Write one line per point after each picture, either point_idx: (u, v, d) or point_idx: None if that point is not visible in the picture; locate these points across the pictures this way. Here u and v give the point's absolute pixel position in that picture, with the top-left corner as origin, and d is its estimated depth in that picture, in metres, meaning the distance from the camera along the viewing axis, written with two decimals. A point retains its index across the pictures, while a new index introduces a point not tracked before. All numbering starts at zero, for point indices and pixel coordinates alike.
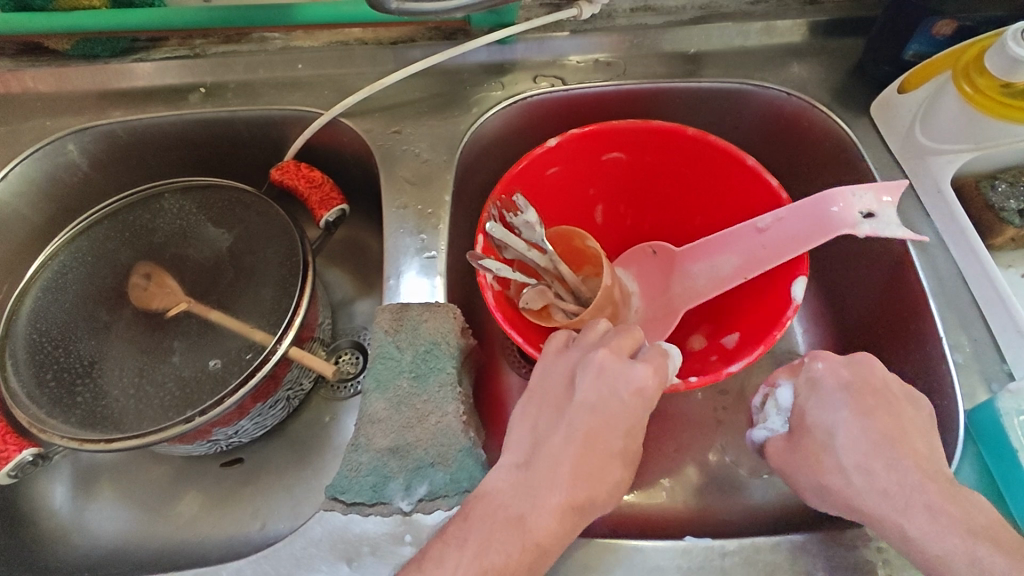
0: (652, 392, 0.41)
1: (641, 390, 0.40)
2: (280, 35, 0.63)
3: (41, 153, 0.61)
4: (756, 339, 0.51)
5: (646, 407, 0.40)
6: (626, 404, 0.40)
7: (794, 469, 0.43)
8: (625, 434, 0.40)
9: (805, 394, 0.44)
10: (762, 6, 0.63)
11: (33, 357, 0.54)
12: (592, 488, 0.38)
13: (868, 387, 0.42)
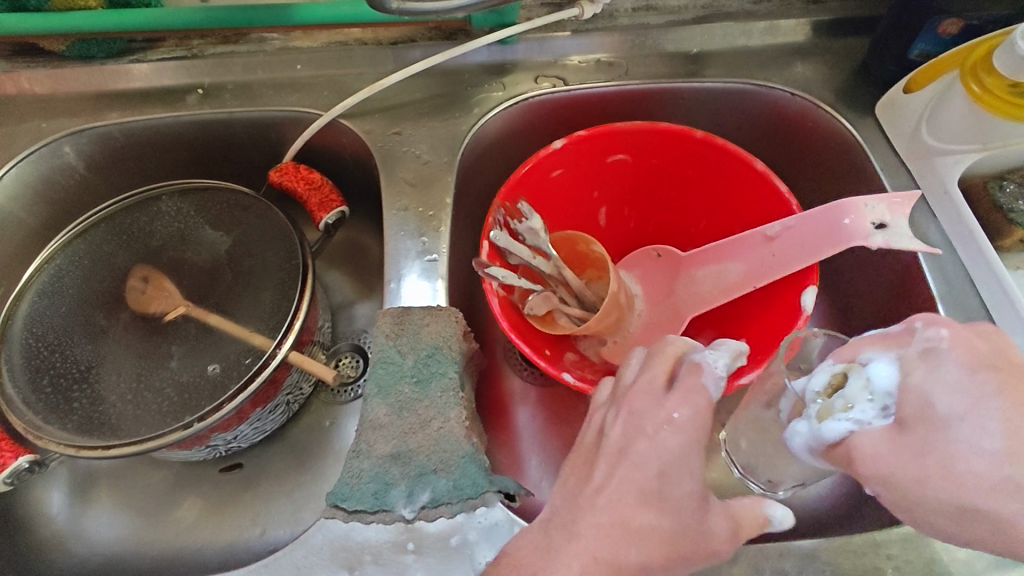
0: (690, 423, 0.37)
1: (670, 422, 0.37)
2: (278, 35, 0.62)
3: (37, 156, 0.60)
4: (765, 350, 0.51)
5: (683, 439, 0.36)
6: (659, 442, 0.36)
7: (917, 481, 0.29)
8: (659, 478, 0.36)
9: (923, 373, 0.31)
10: (765, 5, 0.62)
11: (30, 362, 0.53)
12: (620, 545, 0.34)
13: (1010, 365, 0.30)
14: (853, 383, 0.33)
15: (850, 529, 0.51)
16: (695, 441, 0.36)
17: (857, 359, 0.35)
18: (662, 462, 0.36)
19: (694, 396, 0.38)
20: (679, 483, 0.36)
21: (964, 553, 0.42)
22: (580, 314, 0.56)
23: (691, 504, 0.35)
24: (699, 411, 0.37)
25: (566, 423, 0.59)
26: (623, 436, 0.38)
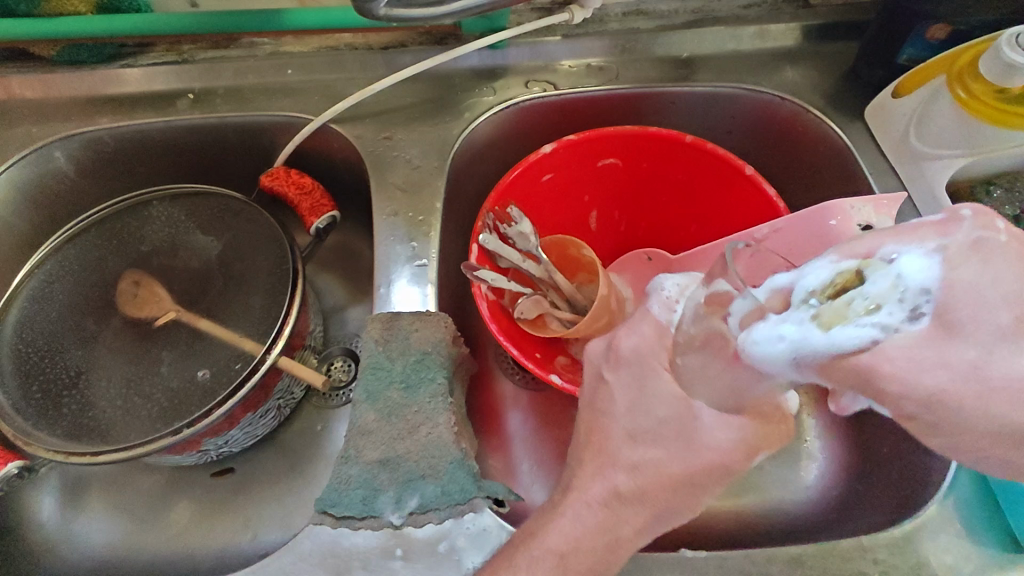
0: (632, 355, 0.39)
1: (620, 362, 0.39)
2: (268, 40, 0.62)
3: (27, 161, 0.60)
4: None
5: (633, 371, 0.38)
6: (620, 385, 0.39)
7: (975, 399, 0.24)
8: (629, 414, 0.38)
9: (987, 268, 0.25)
10: (755, 10, 0.63)
11: (19, 368, 0.53)
12: (609, 481, 0.37)
13: None
14: (877, 283, 0.26)
15: (839, 532, 0.51)
16: (652, 368, 0.37)
17: (870, 254, 0.28)
18: (633, 402, 0.38)
19: (638, 327, 0.39)
20: (650, 412, 0.37)
21: (952, 558, 0.42)
22: (572, 318, 0.56)
23: (677, 430, 0.36)
24: (652, 336, 0.39)
25: (557, 427, 0.59)
26: (590, 390, 0.41)
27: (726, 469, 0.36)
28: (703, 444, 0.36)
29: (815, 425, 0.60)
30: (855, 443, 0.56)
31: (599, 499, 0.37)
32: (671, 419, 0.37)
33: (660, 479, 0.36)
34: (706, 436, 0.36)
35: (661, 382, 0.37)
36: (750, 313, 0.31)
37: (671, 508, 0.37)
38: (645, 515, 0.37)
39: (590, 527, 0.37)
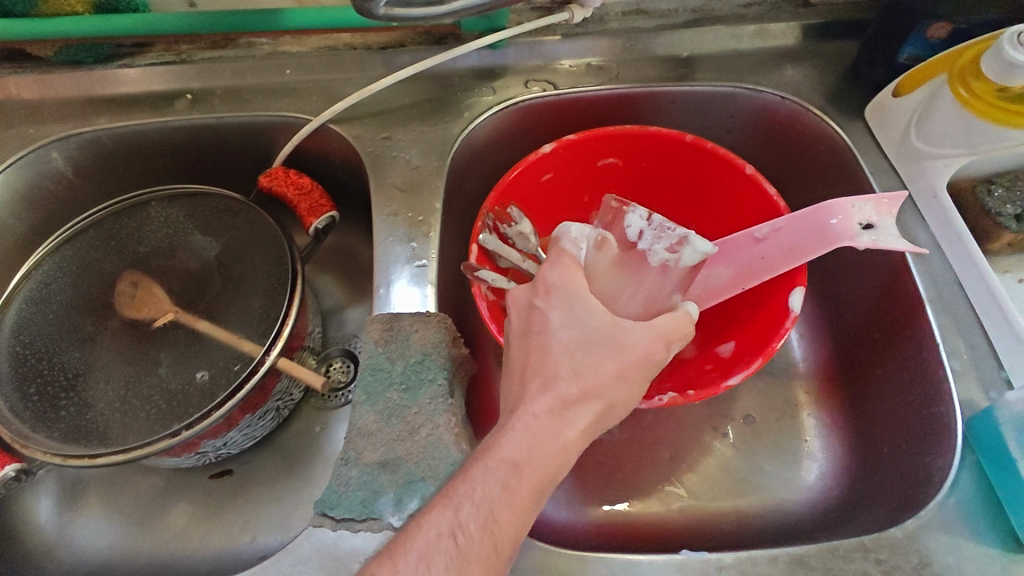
0: (563, 277, 0.41)
1: (550, 290, 0.41)
2: (266, 40, 0.62)
3: (24, 162, 0.59)
4: (752, 351, 0.51)
5: (566, 291, 0.40)
6: (554, 308, 0.40)
7: None
8: (566, 330, 0.39)
9: None
10: (755, 9, 0.63)
11: (17, 370, 0.53)
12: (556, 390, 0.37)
13: None
14: None
15: (841, 531, 0.51)
16: (578, 287, 0.41)
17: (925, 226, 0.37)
18: (567, 319, 0.39)
19: (563, 262, 0.43)
20: (587, 320, 0.39)
21: (953, 558, 0.42)
22: None
23: (611, 335, 0.39)
24: (573, 268, 0.42)
25: None
26: (518, 323, 0.41)
27: (653, 365, 0.40)
28: (634, 343, 0.39)
29: (816, 424, 0.60)
30: (855, 444, 0.57)
31: (548, 409, 0.36)
32: (604, 328, 0.39)
33: (601, 378, 0.37)
34: (634, 334, 0.39)
35: (590, 299, 0.40)
36: (658, 221, 0.47)
37: (610, 414, 0.38)
38: (589, 420, 0.37)
39: (541, 437, 0.35)
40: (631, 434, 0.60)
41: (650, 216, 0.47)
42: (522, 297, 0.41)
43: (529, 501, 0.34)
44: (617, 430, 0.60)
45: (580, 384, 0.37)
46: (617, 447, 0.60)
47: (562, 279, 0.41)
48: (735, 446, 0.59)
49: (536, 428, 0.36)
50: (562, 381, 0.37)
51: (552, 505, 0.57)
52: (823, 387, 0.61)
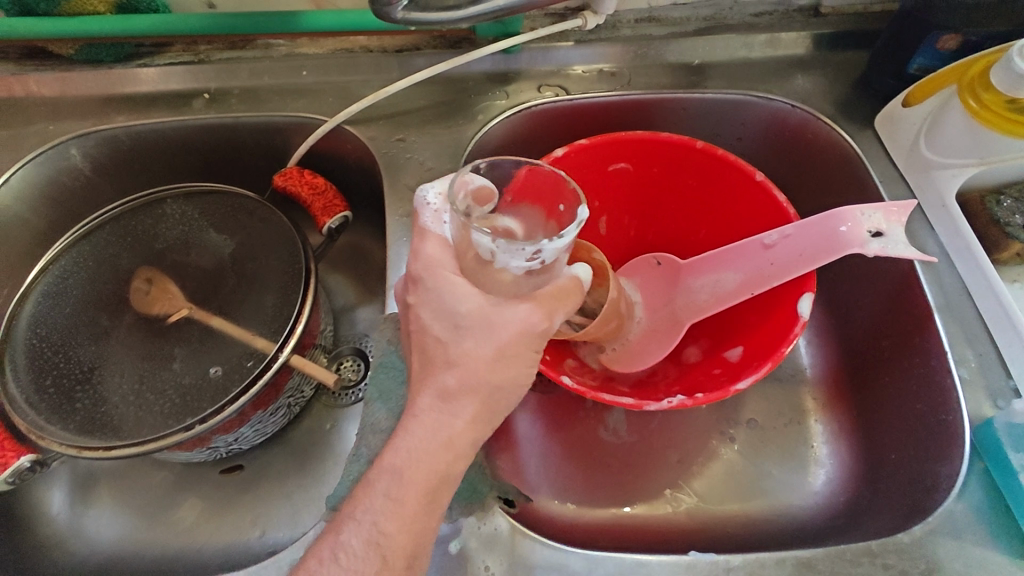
0: (423, 269, 0.39)
1: (418, 284, 0.39)
2: (284, 42, 0.63)
3: (43, 158, 0.60)
4: (760, 356, 0.51)
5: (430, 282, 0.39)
6: (424, 305, 0.39)
7: None
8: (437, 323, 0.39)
9: None
10: (767, 18, 0.64)
11: (33, 363, 0.53)
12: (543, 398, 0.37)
13: None
14: None
15: (846, 537, 0.52)
16: (443, 274, 0.38)
17: None
18: (437, 312, 0.39)
19: (419, 248, 0.40)
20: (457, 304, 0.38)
21: (961, 565, 0.42)
22: (580, 321, 0.56)
23: (480, 319, 0.38)
24: (437, 249, 0.39)
25: (566, 429, 0.62)
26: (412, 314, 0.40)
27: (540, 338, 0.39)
28: (508, 321, 0.38)
29: (822, 430, 0.60)
30: (863, 451, 0.57)
31: (430, 406, 0.38)
32: (475, 312, 0.38)
33: (483, 368, 0.37)
34: (503, 313, 0.38)
35: (454, 281, 0.38)
36: (507, 243, 0.35)
37: (501, 397, 0.39)
38: (475, 409, 0.38)
39: (426, 434, 0.37)
40: (637, 437, 0.61)
41: (496, 241, 0.35)
42: (402, 294, 0.41)
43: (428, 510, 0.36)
44: (625, 433, 0.61)
45: (459, 376, 0.37)
46: (623, 449, 0.60)
47: (424, 267, 0.39)
48: (741, 450, 0.60)
49: (425, 429, 0.37)
50: (444, 375, 0.38)
51: (559, 504, 0.58)
52: (830, 393, 0.62)
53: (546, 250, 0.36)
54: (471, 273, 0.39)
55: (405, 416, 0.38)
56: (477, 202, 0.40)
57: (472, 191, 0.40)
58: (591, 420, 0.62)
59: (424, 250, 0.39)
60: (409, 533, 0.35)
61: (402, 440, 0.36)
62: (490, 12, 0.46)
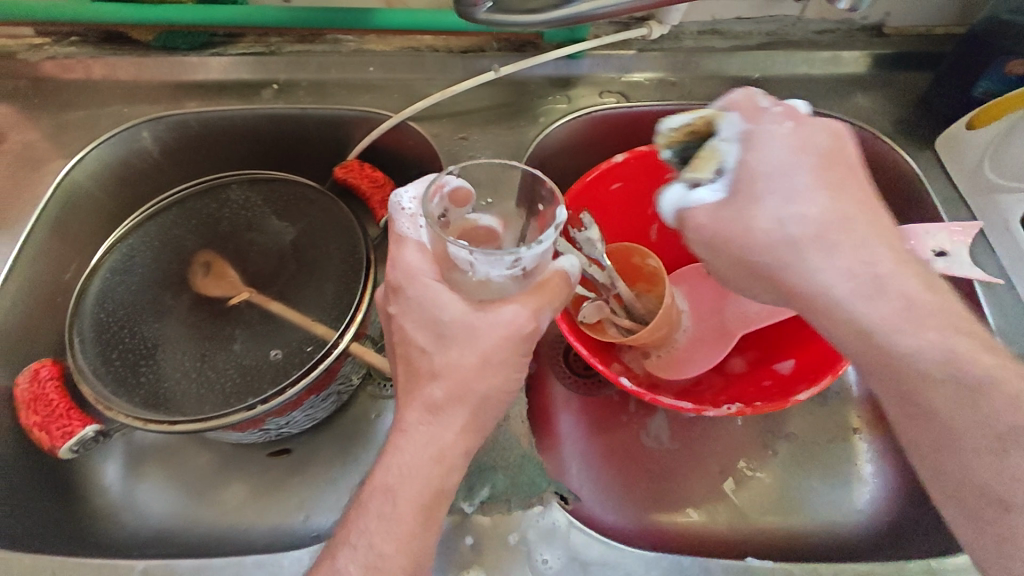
0: (403, 280, 0.40)
1: (399, 293, 0.40)
2: (353, 38, 0.65)
3: (117, 139, 0.62)
4: (816, 372, 0.51)
5: (412, 292, 0.39)
6: (406, 315, 0.40)
7: None
8: (417, 334, 0.39)
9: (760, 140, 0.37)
10: (829, 36, 0.65)
11: (100, 336, 0.55)
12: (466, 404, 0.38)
13: (836, 159, 0.37)
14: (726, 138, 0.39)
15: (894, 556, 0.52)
16: (424, 281, 0.39)
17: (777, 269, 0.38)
18: (420, 320, 0.39)
19: (399, 255, 0.41)
20: (442, 311, 0.39)
21: None
22: (629, 326, 0.58)
23: (464, 328, 0.39)
24: (416, 255, 0.41)
25: (608, 432, 0.62)
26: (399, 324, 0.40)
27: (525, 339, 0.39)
28: (490, 329, 0.38)
29: (867, 448, 0.60)
30: (910, 472, 0.57)
31: (418, 421, 0.39)
32: (459, 319, 0.39)
33: (467, 376, 0.38)
34: (483, 316, 0.39)
35: (434, 288, 0.39)
36: (483, 254, 0.36)
37: (488, 405, 0.39)
38: (464, 420, 0.39)
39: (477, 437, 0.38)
40: (680, 445, 0.61)
41: (472, 253, 0.36)
42: (382, 305, 0.42)
43: (416, 525, 0.37)
44: (666, 440, 0.62)
45: (445, 388, 0.38)
46: (666, 455, 0.61)
47: (405, 275, 0.40)
48: (784, 463, 0.60)
49: (434, 439, 0.38)
50: (430, 387, 0.39)
51: (601, 507, 0.58)
52: (876, 412, 0.62)
53: (525, 258, 0.37)
54: (452, 279, 0.40)
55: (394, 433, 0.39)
56: (454, 202, 0.42)
57: (448, 193, 0.41)
58: (633, 425, 0.63)
59: (405, 257, 0.40)
60: (408, 552, 0.37)
61: (407, 457, 0.38)
62: (570, 18, 0.46)
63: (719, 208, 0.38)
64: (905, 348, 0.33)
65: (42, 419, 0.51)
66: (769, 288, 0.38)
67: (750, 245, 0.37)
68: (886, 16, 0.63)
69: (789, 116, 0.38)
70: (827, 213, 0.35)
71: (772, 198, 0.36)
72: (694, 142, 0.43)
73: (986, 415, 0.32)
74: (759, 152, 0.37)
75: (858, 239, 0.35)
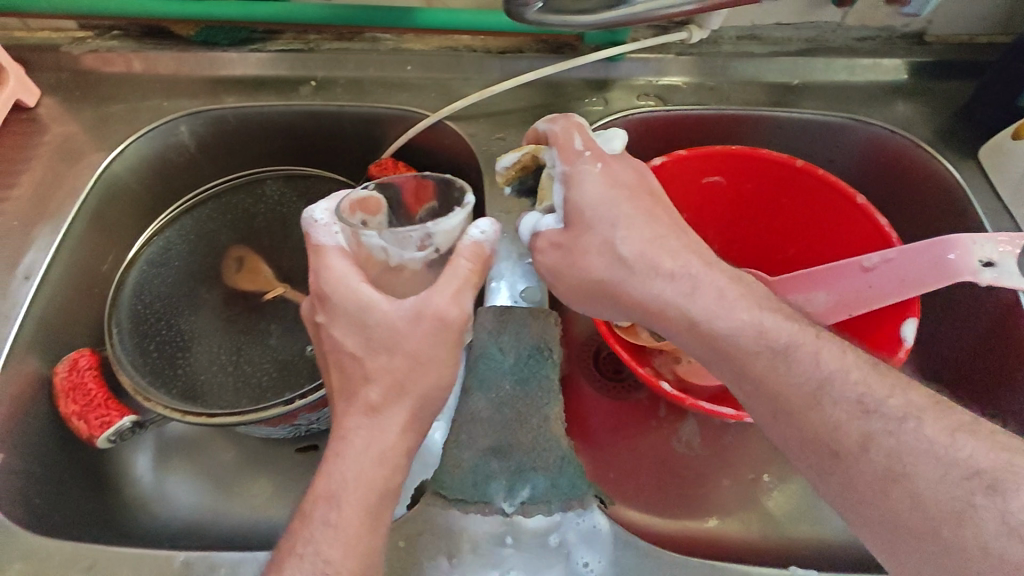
0: (329, 290, 0.41)
1: (326, 303, 0.41)
2: (391, 37, 0.65)
3: (155, 132, 0.63)
4: None
5: (339, 300, 0.40)
6: (336, 325, 0.41)
7: None
8: (347, 342, 0.40)
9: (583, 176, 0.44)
10: (869, 43, 0.64)
11: (137, 327, 0.55)
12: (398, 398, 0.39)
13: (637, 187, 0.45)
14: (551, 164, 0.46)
15: None
16: (349, 287, 0.40)
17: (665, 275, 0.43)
18: (349, 326, 0.40)
19: (322, 267, 0.41)
20: (370, 313, 0.40)
21: None
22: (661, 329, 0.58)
23: (389, 327, 0.40)
24: (338, 262, 0.41)
25: (638, 436, 0.62)
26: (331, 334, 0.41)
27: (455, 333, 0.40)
28: (414, 325, 0.40)
29: None
30: None
31: (358, 424, 0.39)
32: (385, 318, 0.40)
33: (394, 374, 0.39)
34: (410, 313, 0.40)
35: (361, 290, 0.40)
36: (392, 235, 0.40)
37: (426, 402, 0.40)
38: (403, 418, 0.40)
39: None
40: (711, 451, 0.61)
41: (382, 236, 0.40)
42: (311, 318, 0.42)
43: (359, 527, 0.37)
44: (698, 446, 0.61)
45: (381, 390, 0.39)
46: (697, 462, 0.61)
47: (333, 288, 0.40)
48: None
49: (381, 443, 0.39)
50: (365, 389, 0.40)
51: (632, 512, 0.58)
52: None
53: (436, 237, 0.40)
54: (379, 280, 0.43)
55: (335, 440, 0.39)
56: (366, 212, 0.42)
57: (355, 200, 0.42)
58: (664, 429, 0.62)
59: (336, 271, 0.41)
60: (354, 554, 0.37)
61: (368, 459, 0.38)
62: (627, 17, 0.47)
63: (562, 235, 0.45)
64: (724, 329, 0.39)
65: (81, 408, 0.51)
66: (617, 308, 0.44)
67: (592, 269, 0.43)
68: (928, 24, 0.62)
69: (598, 156, 0.45)
70: (644, 234, 0.43)
71: (601, 225, 0.43)
72: (528, 176, 0.51)
73: (802, 370, 0.36)
74: (579, 187, 0.44)
75: (667, 250, 0.42)
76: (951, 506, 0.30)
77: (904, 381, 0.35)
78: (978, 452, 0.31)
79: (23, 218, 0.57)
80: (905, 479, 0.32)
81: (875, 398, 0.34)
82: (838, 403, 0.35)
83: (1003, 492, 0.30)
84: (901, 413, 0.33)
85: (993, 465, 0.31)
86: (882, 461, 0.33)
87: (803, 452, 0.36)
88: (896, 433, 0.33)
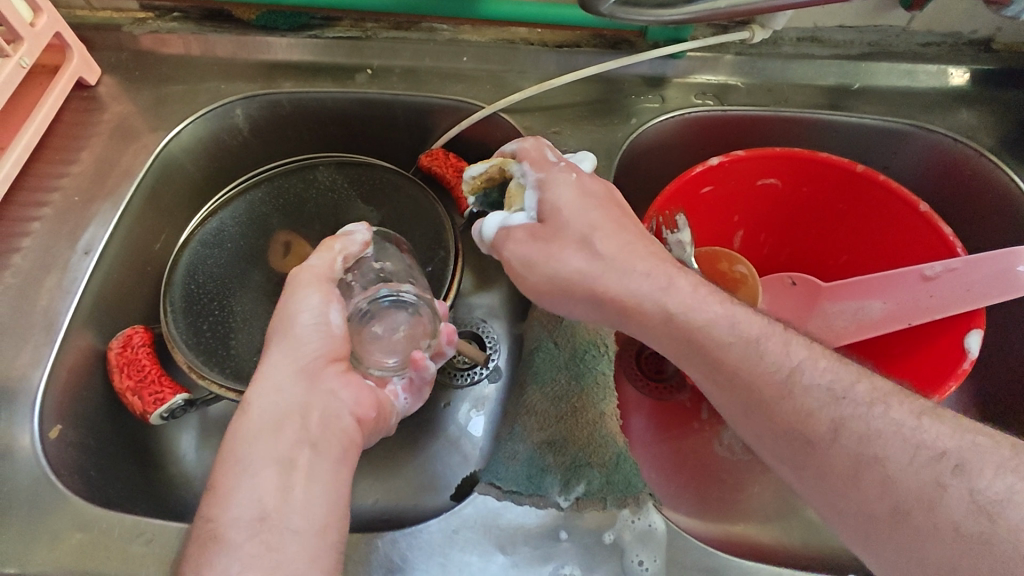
0: None
1: None
2: (448, 27, 0.65)
3: (212, 114, 0.63)
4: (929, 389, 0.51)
5: None
6: None
7: None
8: None
9: (550, 184, 0.43)
10: (935, 49, 0.63)
11: (190, 307, 0.56)
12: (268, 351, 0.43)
13: (613, 200, 0.44)
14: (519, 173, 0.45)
15: None
16: None
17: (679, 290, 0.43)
18: None
19: None
20: None
21: None
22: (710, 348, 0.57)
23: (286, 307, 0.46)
24: None
25: (680, 438, 0.62)
26: None
27: (323, 276, 0.45)
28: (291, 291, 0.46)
29: None
30: None
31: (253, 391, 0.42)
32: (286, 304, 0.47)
33: (273, 324, 0.44)
34: (288, 276, 0.46)
35: None
36: None
37: (298, 343, 0.42)
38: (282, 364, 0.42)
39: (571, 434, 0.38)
40: (754, 456, 0.60)
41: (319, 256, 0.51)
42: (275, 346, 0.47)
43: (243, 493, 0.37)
44: (739, 450, 0.61)
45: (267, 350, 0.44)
46: (738, 466, 0.60)
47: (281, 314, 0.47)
48: None
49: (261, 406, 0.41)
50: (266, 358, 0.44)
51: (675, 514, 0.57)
52: None
53: None
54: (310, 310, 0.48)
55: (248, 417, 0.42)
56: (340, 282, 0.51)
57: None
58: (706, 433, 0.62)
59: None
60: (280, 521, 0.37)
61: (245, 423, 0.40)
62: (706, 11, 0.46)
63: (534, 232, 0.43)
64: (706, 327, 0.39)
65: (135, 383, 0.52)
66: (587, 307, 0.43)
67: (568, 266, 0.41)
68: (997, 31, 0.61)
69: (572, 166, 0.44)
70: (616, 239, 0.42)
71: (577, 226, 0.42)
72: (493, 188, 0.50)
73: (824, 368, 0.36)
74: (552, 192, 0.43)
75: (636, 255, 0.42)
76: (914, 492, 0.31)
77: (868, 373, 0.37)
78: (943, 434, 0.32)
79: (82, 194, 0.58)
80: (876, 467, 0.33)
81: (844, 384, 0.36)
82: (810, 391, 0.36)
83: (970, 472, 0.31)
84: (868, 399, 0.35)
85: (958, 446, 0.32)
86: (854, 444, 0.34)
87: (793, 440, 0.36)
88: (865, 417, 0.34)
